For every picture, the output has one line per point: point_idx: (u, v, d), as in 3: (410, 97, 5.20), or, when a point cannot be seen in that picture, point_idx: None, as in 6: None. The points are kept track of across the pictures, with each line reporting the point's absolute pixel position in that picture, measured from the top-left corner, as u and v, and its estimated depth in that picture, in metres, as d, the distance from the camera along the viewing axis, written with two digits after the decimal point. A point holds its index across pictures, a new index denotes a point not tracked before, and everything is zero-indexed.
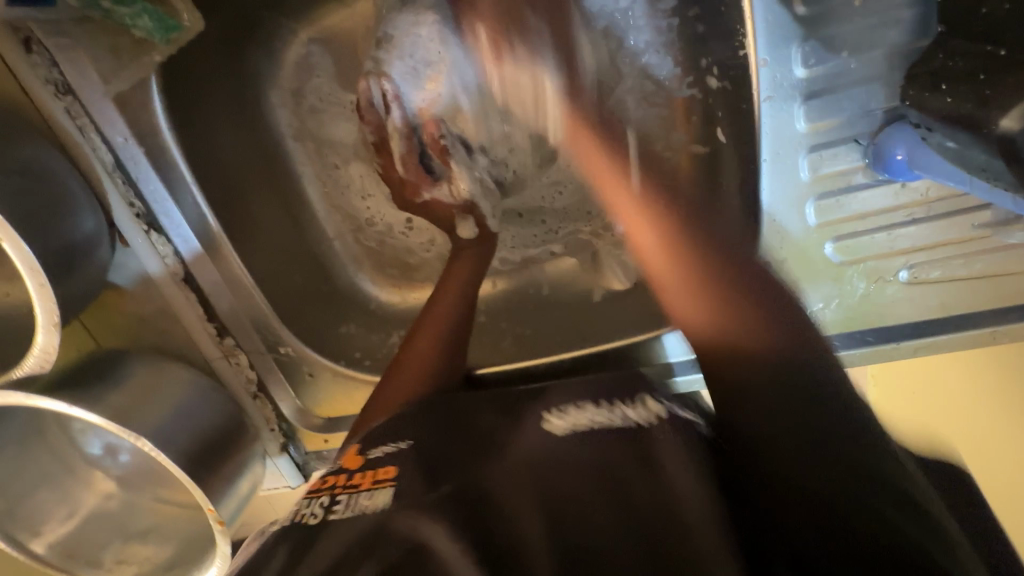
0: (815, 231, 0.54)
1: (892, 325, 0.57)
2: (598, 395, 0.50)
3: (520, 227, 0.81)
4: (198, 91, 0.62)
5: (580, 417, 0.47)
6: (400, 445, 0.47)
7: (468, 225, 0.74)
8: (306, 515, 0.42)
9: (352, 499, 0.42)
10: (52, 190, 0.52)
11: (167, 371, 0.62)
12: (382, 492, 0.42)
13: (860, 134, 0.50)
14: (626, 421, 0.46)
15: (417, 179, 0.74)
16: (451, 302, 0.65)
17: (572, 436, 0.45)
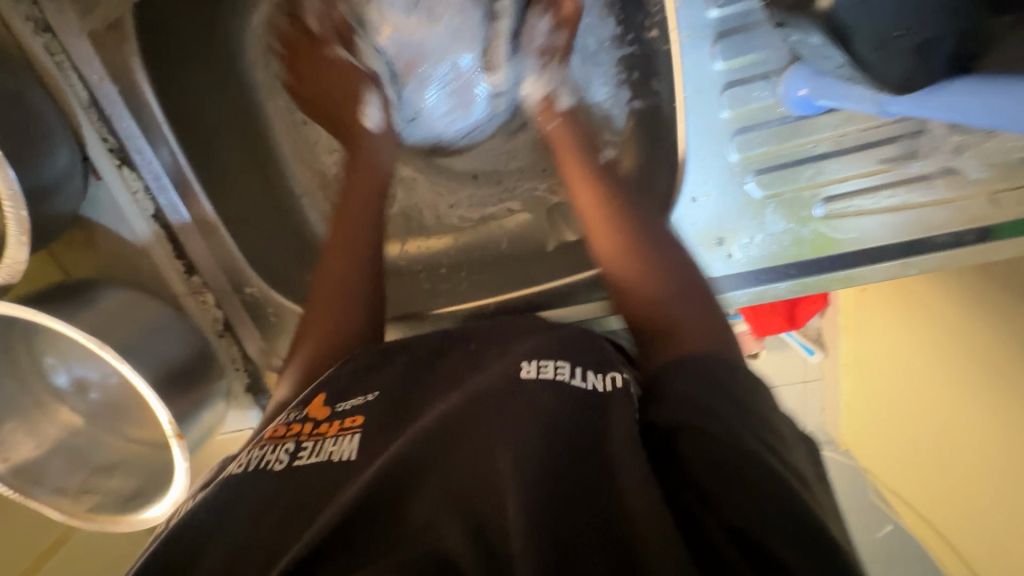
0: (737, 166, 0.59)
1: (813, 257, 0.62)
2: (571, 355, 0.49)
3: (477, 189, 0.86)
4: (173, 39, 0.66)
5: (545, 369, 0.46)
6: (366, 397, 0.52)
7: (374, 110, 0.73)
8: (271, 461, 0.46)
9: (319, 445, 0.47)
10: (26, 116, 0.55)
11: (136, 301, 0.66)
12: (348, 439, 0.47)
13: (768, 71, 0.54)
14: (582, 382, 0.46)
15: (340, 66, 0.73)
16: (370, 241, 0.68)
17: (539, 384, 0.45)
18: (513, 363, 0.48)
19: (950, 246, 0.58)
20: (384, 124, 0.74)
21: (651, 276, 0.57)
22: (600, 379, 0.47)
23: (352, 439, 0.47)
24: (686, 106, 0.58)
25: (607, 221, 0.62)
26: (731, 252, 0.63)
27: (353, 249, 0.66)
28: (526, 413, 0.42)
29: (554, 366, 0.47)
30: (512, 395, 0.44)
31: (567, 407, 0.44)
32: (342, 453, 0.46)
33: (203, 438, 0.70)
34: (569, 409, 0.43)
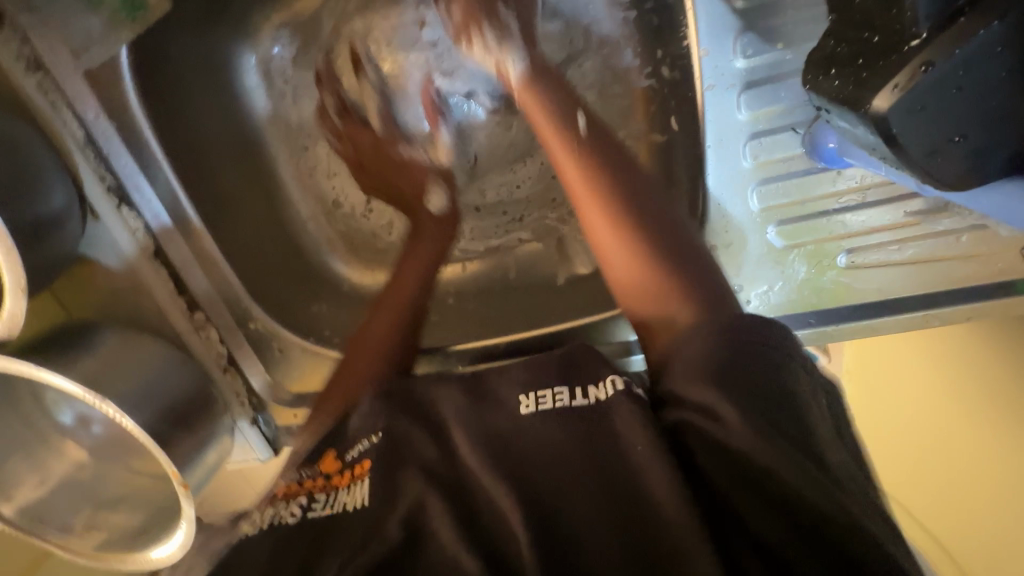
0: (759, 216, 0.57)
1: (830, 305, 0.59)
2: (568, 374, 0.47)
3: (478, 221, 0.83)
4: (172, 71, 0.63)
5: (545, 399, 0.45)
6: (373, 438, 0.48)
7: (439, 195, 0.77)
8: (285, 516, 0.45)
9: (332, 498, 0.45)
10: (21, 162, 0.53)
11: (137, 343, 0.64)
12: (359, 486, 0.44)
13: (797, 123, 0.52)
14: (583, 400, 0.44)
15: (391, 136, 0.77)
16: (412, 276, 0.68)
17: (537, 418, 0.44)
18: (514, 396, 0.46)
19: (974, 300, 0.55)
20: (449, 207, 0.77)
21: (666, 302, 0.47)
22: (603, 390, 0.44)
23: (362, 488, 0.44)
24: (709, 154, 0.56)
25: (619, 233, 0.51)
26: (749, 300, 0.60)
27: (400, 304, 0.67)
28: (536, 458, 0.41)
29: (553, 393, 0.45)
30: (513, 437, 0.43)
31: (576, 436, 0.41)
32: (353, 501, 0.44)
33: (208, 477, 0.69)
34: (586, 441, 0.40)
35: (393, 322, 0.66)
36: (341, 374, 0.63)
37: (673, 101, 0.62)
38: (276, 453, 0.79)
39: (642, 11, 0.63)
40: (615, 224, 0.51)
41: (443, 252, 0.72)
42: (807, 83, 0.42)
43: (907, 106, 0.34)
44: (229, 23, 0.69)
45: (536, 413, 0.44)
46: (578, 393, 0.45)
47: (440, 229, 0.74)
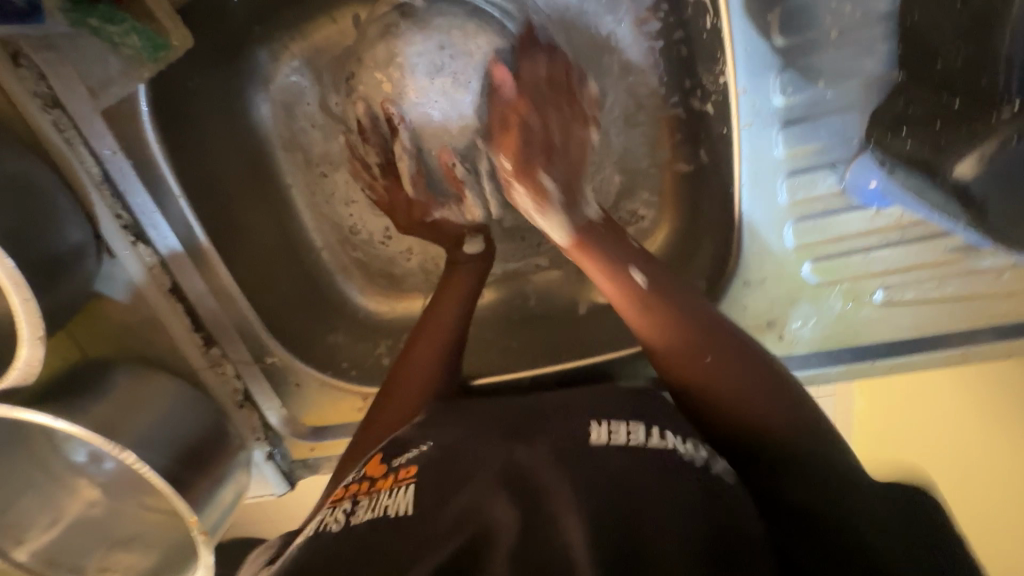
0: (793, 251, 0.55)
1: (869, 342, 0.57)
2: (644, 417, 0.45)
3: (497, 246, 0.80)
4: (190, 104, 0.62)
5: (621, 435, 0.43)
6: (422, 447, 0.47)
7: (476, 242, 0.73)
8: (329, 522, 0.42)
9: (376, 500, 0.42)
10: (37, 204, 0.51)
11: (152, 382, 0.63)
12: (404, 491, 0.42)
13: (836, 160, 0.51)
14: (662, 444, 0.42)
15: (427, 199, 0.72)
16: (461, 291, 0.68)
17: (609, 452, 0.41)
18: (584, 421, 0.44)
19: (1009, 336, 0.54)
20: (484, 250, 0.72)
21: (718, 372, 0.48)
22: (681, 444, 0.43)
23: (408, 493, 0.42)
24: (742, 191, 0.54)
25: (652, 315, 0.52)
26: (783, 335, 0.58)
27: (437, 331, 0.64)
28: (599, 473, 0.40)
29: (628, 429, 0.43)
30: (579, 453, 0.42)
31: (651, 471, 0.40)
32: (396, 507, 0.41)
33: (226, 516, 0.67)
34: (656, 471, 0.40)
35: (432, 363, 0.62)
36: (379, 412, 0.60)
37: (703, 131, 0.61)
38: (291, 486, 0.76)
39: (671, 39, 0.62)
40: (643, 302, 0.52)
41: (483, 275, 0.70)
42: (869, 140, 0.49)
43: (988, 176, 0.41)
44: (248, 52, 0.66)
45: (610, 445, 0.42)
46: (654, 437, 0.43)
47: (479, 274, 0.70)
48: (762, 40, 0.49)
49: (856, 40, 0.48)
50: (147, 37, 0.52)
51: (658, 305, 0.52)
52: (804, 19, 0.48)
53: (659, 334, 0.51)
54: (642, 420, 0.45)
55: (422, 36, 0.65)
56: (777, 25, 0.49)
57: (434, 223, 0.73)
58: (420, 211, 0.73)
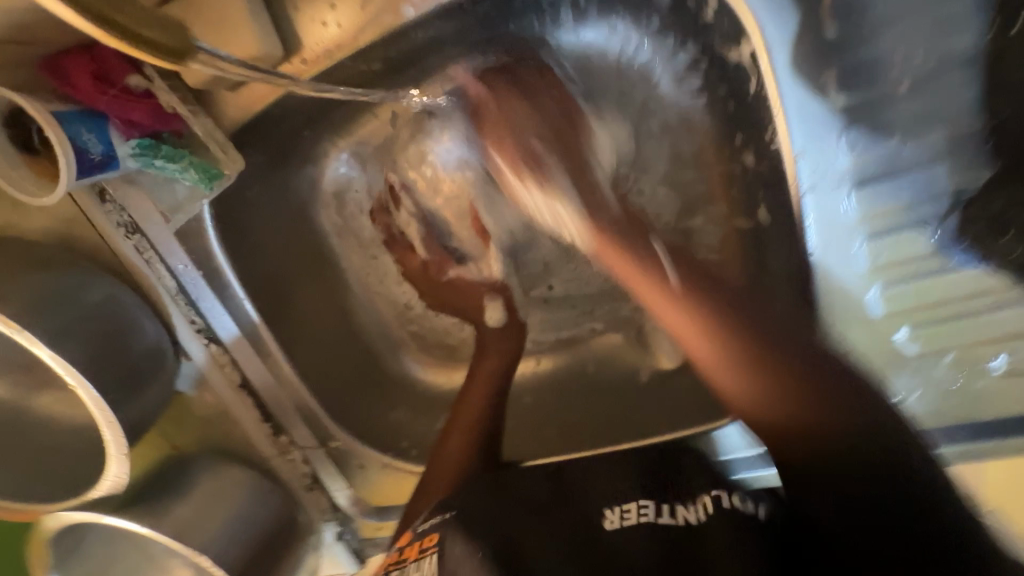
0: (883, 319, 0.48)
1: (987, 418, 0.48)
2: (651, 491, 0.50)
3: (548, 312, 0.77)
4: (248, 209, 0.65)
5: (629, 516, 0.47)
6: (443, 515, 0.52)
7: (496, 309, 0.75)
8: None
9: (403, 571, 0.50)
10: (115, 325, 0.56)
11: (227, 475, 0.66)
12: (427, 561, 0.49)
13: (926, 219, 0.44)
14: (670, 519, 0.47)
15: (440, 257, 0.78)
16: (488, 370, 0.67)
17: (620, 534, 0.47)
18: (597, 511, 0.49)
19: None
20: (506, 321, 0.75)
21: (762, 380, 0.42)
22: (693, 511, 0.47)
23: (432, 561, 0.48)
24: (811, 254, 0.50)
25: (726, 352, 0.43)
26: None
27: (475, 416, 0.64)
28: (612, 558, 0.45)
29: (637, 508, 0.48)
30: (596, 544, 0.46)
31: (658, 547, 0.44)
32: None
33: None
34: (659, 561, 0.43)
35: (468, 441, 0.63)
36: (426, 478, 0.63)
37: (761, 190, 0.56)
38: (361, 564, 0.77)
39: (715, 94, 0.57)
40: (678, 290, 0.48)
41: (514, 358, 0.69)
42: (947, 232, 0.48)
43: None
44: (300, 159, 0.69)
45: (618, 526, 0.47)
46: (667, 509, 0.48)
47: (511, 342, 0.72)
48: (818, 96, 0.45)
49: (938, 88, 0.41)
50: (201, 168, 0.52)
51: (724, 344, 0.43)
52: (866, 72, 0.43)
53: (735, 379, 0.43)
54: (652, 496, 0.49)
55: (448, 134, 0.71)
56: (833, 81, 0.44)
57: (452, 282, 0.78)
58: (437, 270, 0.78)
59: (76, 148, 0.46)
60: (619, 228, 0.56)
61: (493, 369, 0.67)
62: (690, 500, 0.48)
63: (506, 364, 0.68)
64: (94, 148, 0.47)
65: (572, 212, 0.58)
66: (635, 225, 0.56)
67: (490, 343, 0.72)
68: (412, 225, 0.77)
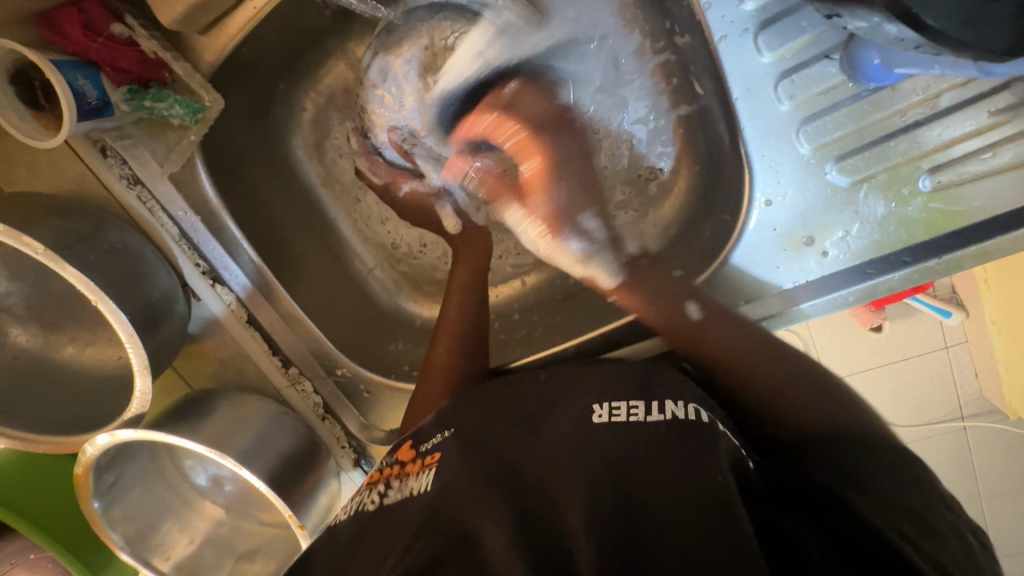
0: (812, 158, 0.53)
1: (926, 237, 0.52)
2: (640, 392, 0.51)
3: (522, 235, 0.83)
4: (236, 160, 0.72)
5: (620, 411, 0.49)
6: (441, 435, 0.54)
7: (449, 214, 0.78)
8: (367, 503, 0.52)
9: (403, 483, 0.52)
10: (131, 260, 0.62)
11: (247, 403, 0.71)
12: (425, 473, 0.51)
13: (828, 49, 0.48)
14: (660, 415, 0.48)
15: (392, 176, 0.78)
16: (465, 295, 0.70)
17: (608, 426, 0.48)
18: (585, 408, 0.51)
19: None
20: (462, 223, 0.78)
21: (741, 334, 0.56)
22: (679, 409, 0.49)
23: (429, 475, 0.50)
24: (749, 143, 0.53)
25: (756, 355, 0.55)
26: (827, 251, 0.55)
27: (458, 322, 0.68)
28: (597, 450, 0.46)
29: (628, 406, 0.49)
30: (586, 440, 0.47)
31: (648, 442, 0.46)
32: (419, 486, 0.50)
33: (323, 518, 0.74)
34: (652, 451, 0.45)
35: (454, 346, 0.67)
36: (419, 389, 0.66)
37: (694, 66, 0.61)
38: None
39: None
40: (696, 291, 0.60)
41: (483, 271, 0.72)
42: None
43: None
44: (279, 112, 0.75)
45: (607, 420, 0.49)
46: (655, 408, 0.49)
47: (478, 256, 0.74)
48: None
49: None
50: (185, 104, 0.60)
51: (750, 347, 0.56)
52: None
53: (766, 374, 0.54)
54: (641, 396, 0.51)
55: (404, 49, 0.66)
56: None
57: (407, 196, 0.78)
58: (393, 187, 0.78)
59: (75, 92, 0.52)
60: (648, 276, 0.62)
61: (465, 281, 0.71)
62: (673, 399, 0.50)
63: (474, 278, 0.71)
64: (90, 92, 0.54)
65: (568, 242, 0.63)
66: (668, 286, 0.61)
67: (461, 253, 0.75)
68: (362, 157, 0.78)
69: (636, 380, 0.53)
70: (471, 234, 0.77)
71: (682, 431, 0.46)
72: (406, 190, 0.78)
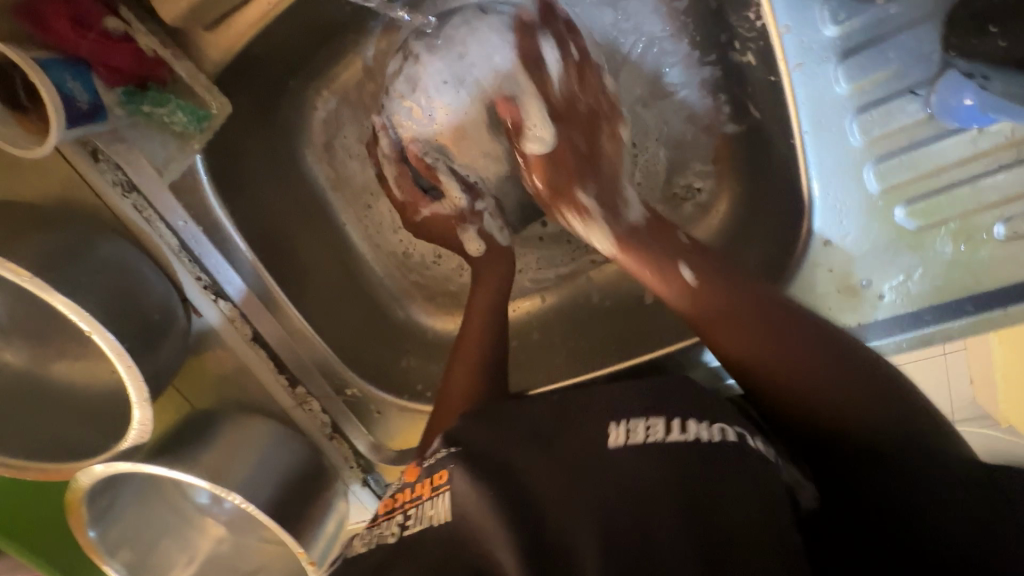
0: (879, 198, 0.49)
1: (994, 288, 0.47)
2: (654, 407, 0.44)
3: (544, 250, 0.78)
4: (240, 165, 0.66)
5: (637, 431, 0.42)
6: (443, 451, 0.46)
7: (472, 237, 0.72)
8: (386, 535, 0.43)
9: (421, 510, 0.43)
10: (126, 276, 0.56)
11: (252, 425, 0.67)
12: (443, 496, 0.42)
13: (916, 83, 0.44)
14: (681, 437, 0.41)
15: (414, 198, 0.72)
16: (484, 308, 0.66)
17: (629, 451, 0.40)
18: (600, 429, 0.43)
19: None
20: (487, 246, 0.72)
21: (742, 328, 0.49)
22: (703, 429, 0.41)
23: (446, 498, 0.42)
24: (813, 178, 0.50)
25: (752, 309, 0.49)
26: (882, 295, 0.51)
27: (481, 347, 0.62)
28: (611, 478, 0.39)
29: (645, 424, 0.42)
30: (602, 470, 0.40)
31: (667, 466, 0.39)
32: (439, 515, 0.41)
33: (331, 545, 0.69)
34: (668, 475, 0.38)
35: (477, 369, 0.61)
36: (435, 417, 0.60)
37: (748, 86, 0.56)
38: None
39: None
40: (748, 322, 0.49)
41: (507, 284, 0.68)
42: (951, 50, 0.42)
43: None
44: (285, 111, 0.69)
45: (627, 444, 0.41)
46: (679, 429, 0.42)
47: (506, 273, 0.69)
48: None
49: None
50: (189, 111, 0.55)
51: (731, 304, 0.50)
52: None
53: (737, 339, 0.48)
54: (657, 411, 0.43)
55: (438, 55, 0.68)
56: None
57: (426, 221, 0.72)
58: (410, 211, 0.73)
59: (64, 96, 0.47)
60: (646, 246, 0.55)
61: (487, 301, 0.66)
62: (700, 416, 0.43)
63: (494, 293, 0.67)
64: (81, 96, 0.49)
65: (606, 238, 0.57)
66: (662, 257, 0.54)
67: (483, 275, 0.69)
68: (388, 168, 0.72)
69: (645, 394, 0.46)
70: (496, 254, 0.71)
71: (705, 456, 0.39)
72: (425, 216, 0.72)
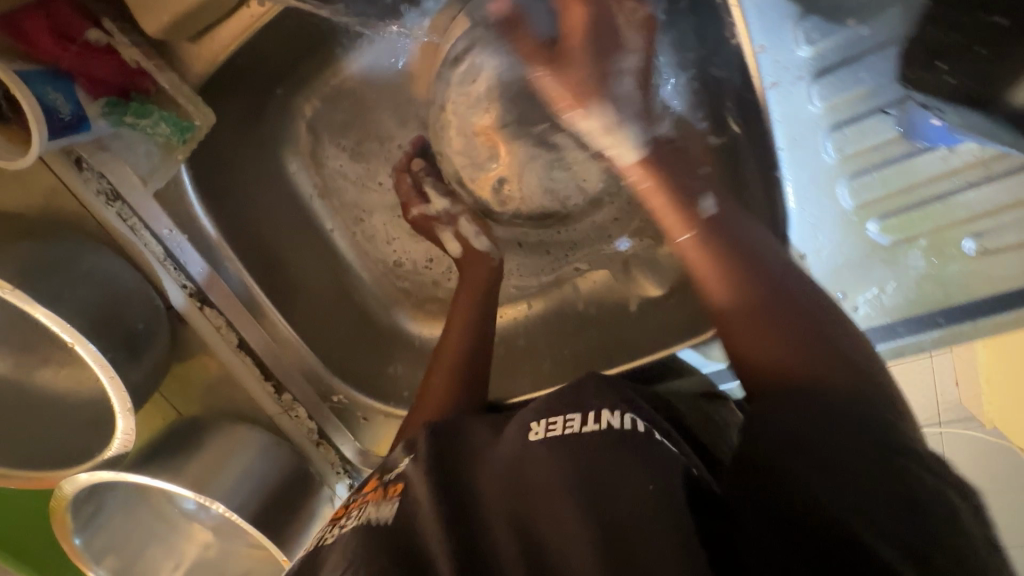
0: (854, 213, 0.50)
1: (960, 303, 0.50)
2: (588, 398, 0.42)
3: (525, 259, 0.79)
4: (226, 173, 0.66)
5: (557, 423, 0.40)
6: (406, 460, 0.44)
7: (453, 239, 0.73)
8: (326, 536, 0.42)
9: (362, 512, 0.42)
10: (108, 285, 0.56)
11: (237, 435, 0.67)
12: (388, 502, 0.41)
13: (887, 104, 0.46)
14: (596, 427, 0.39)
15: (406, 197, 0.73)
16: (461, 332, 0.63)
17: (545, 445, 0.38)
18: (524, 424, 0.41)
19: None
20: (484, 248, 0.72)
21: (755, 318, 0.41)
22: (615, 418, 0.39)
23: (392, 504, 0.40)
24: (790, 192, 0.50)
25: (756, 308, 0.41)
26: (855, 307, 0.52)
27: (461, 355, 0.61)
28: (532, 477, 0.37)
29: (565, 419, 0.40)
30: (521, 466, 0.38)
31: (579, 457, 0.37)
32: (381, 518, 0.39)
33: None
34: (585, 470, 0.36)
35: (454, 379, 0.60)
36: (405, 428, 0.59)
37: (728, 100, 0.57)
38: None
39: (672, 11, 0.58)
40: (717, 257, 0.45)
41: (490, 289, 0.68)
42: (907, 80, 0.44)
43: None
44: (271, 120, 0.69)
45: (545, 437, 0.39)
46: (598, 418, 0.40)
47: (488, 277, 0.69)
48: None
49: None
50: (172, 122, 0.56)
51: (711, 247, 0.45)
52: None
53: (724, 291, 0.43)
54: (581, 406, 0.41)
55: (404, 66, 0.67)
56: None
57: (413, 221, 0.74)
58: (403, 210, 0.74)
59: (47, 107, 0.48)
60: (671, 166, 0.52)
61: (468, 318, 0.64)
62: (613, 408, 0.41)
63: (477, 311, 0.65)
64: (63, 107, 0.49)
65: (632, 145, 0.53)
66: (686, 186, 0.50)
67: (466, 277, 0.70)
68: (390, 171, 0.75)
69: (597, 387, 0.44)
70: (477, 261, 0.71)
71: (622, 451, 0.37)
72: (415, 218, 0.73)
